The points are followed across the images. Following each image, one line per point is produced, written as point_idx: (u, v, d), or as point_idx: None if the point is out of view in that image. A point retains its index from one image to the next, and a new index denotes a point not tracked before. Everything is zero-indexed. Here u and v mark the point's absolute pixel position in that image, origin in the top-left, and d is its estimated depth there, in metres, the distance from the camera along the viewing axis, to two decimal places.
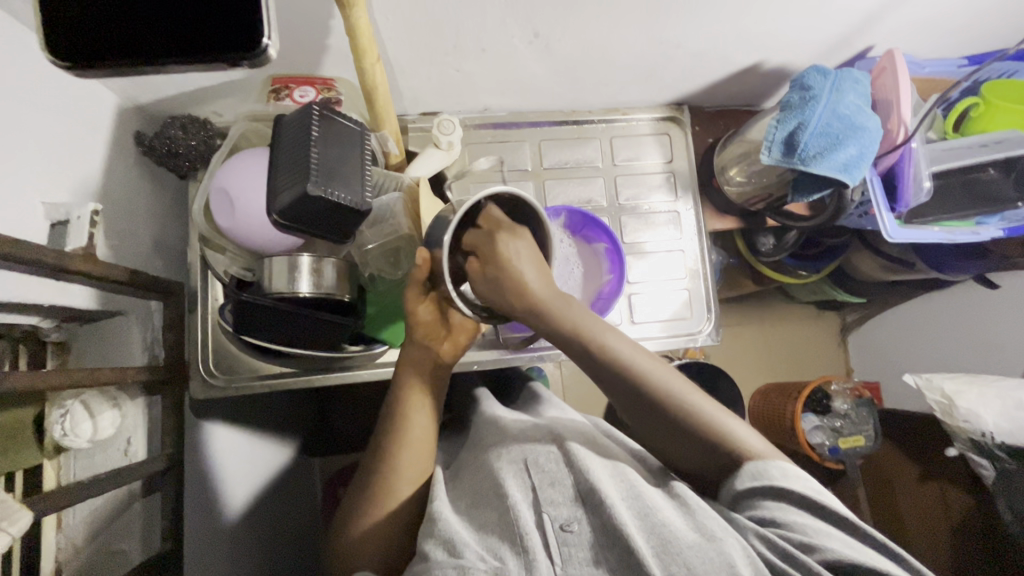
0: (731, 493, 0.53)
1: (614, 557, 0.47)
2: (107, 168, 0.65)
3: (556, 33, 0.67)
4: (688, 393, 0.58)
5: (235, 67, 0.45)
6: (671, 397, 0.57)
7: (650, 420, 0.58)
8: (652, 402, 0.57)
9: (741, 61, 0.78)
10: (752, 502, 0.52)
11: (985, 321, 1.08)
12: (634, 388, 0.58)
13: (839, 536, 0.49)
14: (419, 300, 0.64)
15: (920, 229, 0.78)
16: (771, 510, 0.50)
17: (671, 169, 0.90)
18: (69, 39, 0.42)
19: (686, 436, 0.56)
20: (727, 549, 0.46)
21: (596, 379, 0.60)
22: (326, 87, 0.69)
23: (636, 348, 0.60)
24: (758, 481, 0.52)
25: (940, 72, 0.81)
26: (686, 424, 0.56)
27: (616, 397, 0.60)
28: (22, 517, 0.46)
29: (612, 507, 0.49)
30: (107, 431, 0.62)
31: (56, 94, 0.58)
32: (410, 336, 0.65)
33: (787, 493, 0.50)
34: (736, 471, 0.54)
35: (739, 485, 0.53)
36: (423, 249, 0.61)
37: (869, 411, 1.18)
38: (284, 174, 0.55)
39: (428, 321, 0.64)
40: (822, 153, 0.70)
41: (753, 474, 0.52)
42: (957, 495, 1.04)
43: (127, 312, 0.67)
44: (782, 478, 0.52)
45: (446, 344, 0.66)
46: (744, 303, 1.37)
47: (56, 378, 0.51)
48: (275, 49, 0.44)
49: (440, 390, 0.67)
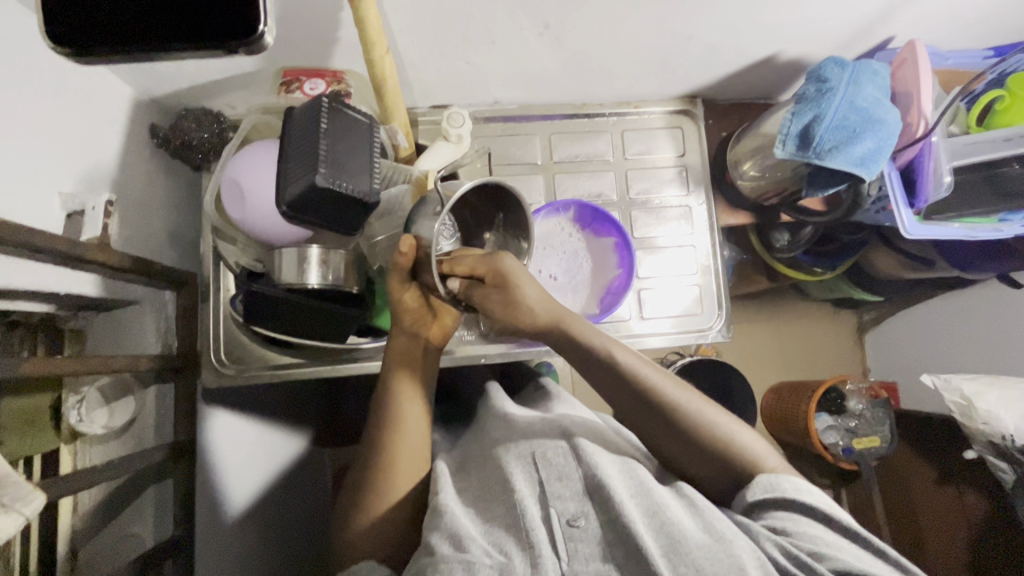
0: (743, 503, 0.53)
1: (620, 553, 0.47)
2: (121, 159, 0.66)
3: (567, 24, 0.66)
4: (681, 396, 0.58)
5: (235, 54, 0.44)
6: (684, 412, 0.57)
7: (642, 411, 0.58)
8: (648, 402, 0.58)
9: (756, 53, 0.77)
10: (767, 514, 0.51)
11: (1006, 320, 1.06)
12: (658, 408, 0.58)
13: (852, 551, 0.48)
14: (404, 287, 0.63)
15: (939, 225, 0.76)
16: (783, 520, 0.50)
17: (683, 163, 0.89)
18: (66, 26, 0.41)
19: (700, 450, 0.56)
20: (737, 550, 0.45)
21: (619, 400, 0.59)
22: (336, 79, 0.70)
23: (638, 360, 0.60)
24: (771, 493, 0.51)
25: (966, 63, 0.78)
26: (702, 439, 0.56)
27: (635, 413, 0.59)
28: (35, 499, 0.42)
29: (619, 503, 0.49)
30: (122, 419, 0.65)
31: (73, 88, 0.59)
32: (397, 324, 0.65)
33: (800, 505, 0.50)
34: (748, 484, 0.54)
35: (751, 495, 0.52)
36: (408, 236, 0.60)
37: (886, 412, 1.15)
38: (294, 165, 0.55)
39: (415, 308, 0.64)
40: (837, 147, 0.68)
41: (766, 486, 0.52)
42: (975, 500, 1.02)
43: (141, 301, 0.69)
44: (794, 492, 0.51)
45: (434, 328, 0.66)
46: (758, 301, 1.35)
47: (69, 364, 0.51)
48: (271, 35, 0.43)
49: (431, 379, 0.67)
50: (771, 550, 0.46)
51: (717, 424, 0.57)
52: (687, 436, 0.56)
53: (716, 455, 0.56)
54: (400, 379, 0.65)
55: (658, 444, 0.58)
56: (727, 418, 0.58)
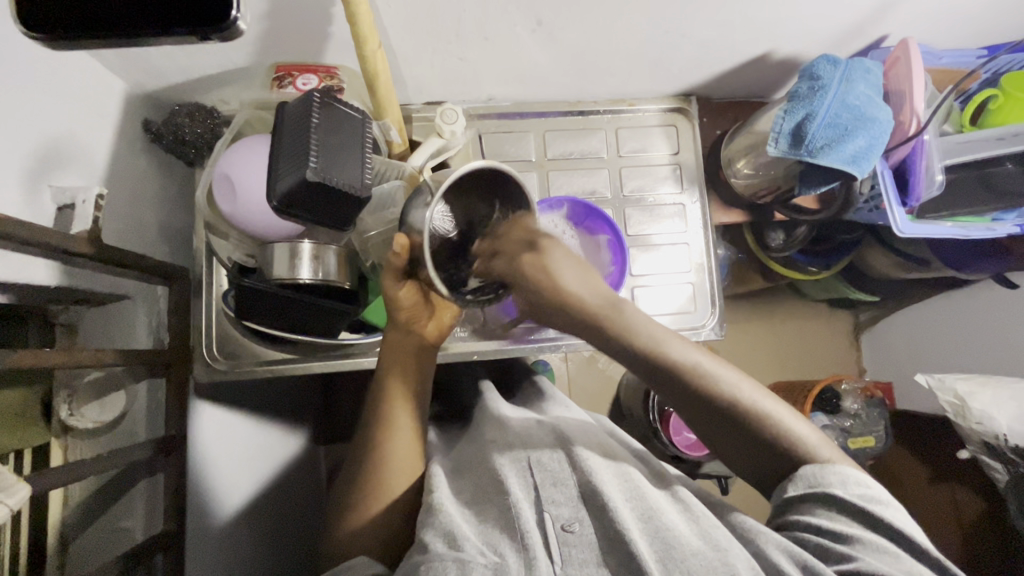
0: (782, 495, 0.52)
1: (614, 560, 0.47)
2: (114, 154, 0.66)
3: (560, 21, 0.66)
4: (723, 377, 0.56)
5: (207, 40, 0.44)
6: (739, 407, 0.55)
7: (679, 392, 0.56)
8: (693, 390, 0.55)
9: (750, 50, 0.76)
10: (803, 507, 0.50)
11: (1000, 319, 1.06)
12: (711, 404, 0.55)
13: (886, 550, 0.46)
14: (397, 285, 0.64)
15: (930, 224, 0.77)
16: (818, 515, 0.49)
17: (678, 161, 0.89)
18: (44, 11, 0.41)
19: (751, 444, 0.55)
20: (733, 559, 0.46)
21: (669, 393, 0.57)
22: (329, 75, 0.69)
23: (690, 349, 0.58)
24: (814, 488, 0.50)
25: (959, 62, 0.79)
26: (755, 435, 0.54)
27: (681, 403, 0.57)
28: (20, 489, 0.43)
29: (615, 511, 0.49)
30: (113, 412, 0.66)
31: (62, 80, 0.59)
32: (392, 319, 0.66)
33: (842, 501, 0.49)
34: (791, 476, 0.53)
35: (793, 489, 0.51)
36: (400, 233, 0.60)
37: (881, 412, 1.16)
38: (285, 159, 0.55)
39: (410, 304, 0.65)
40: (829, 145, 0.69)
41: (809, 479, 0.51)
42: (969, 500, 1.02)
43: (132, 296, 0.68)
44: (839, 486, 0.50)
45: (429, 324, 0.67)
46: (754, 300, 1.35)
47: (57, 356, 0.51)
48: (243, 23, 0.43)
49: (427, 375, 0.68)
50: (775, 556, 0.46)
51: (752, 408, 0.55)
52: (727, 419, 0.55)
53: (755, 438, 0.54)
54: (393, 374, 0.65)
55: (695, 427, 0.57)
56: (771, 402, 0.56)
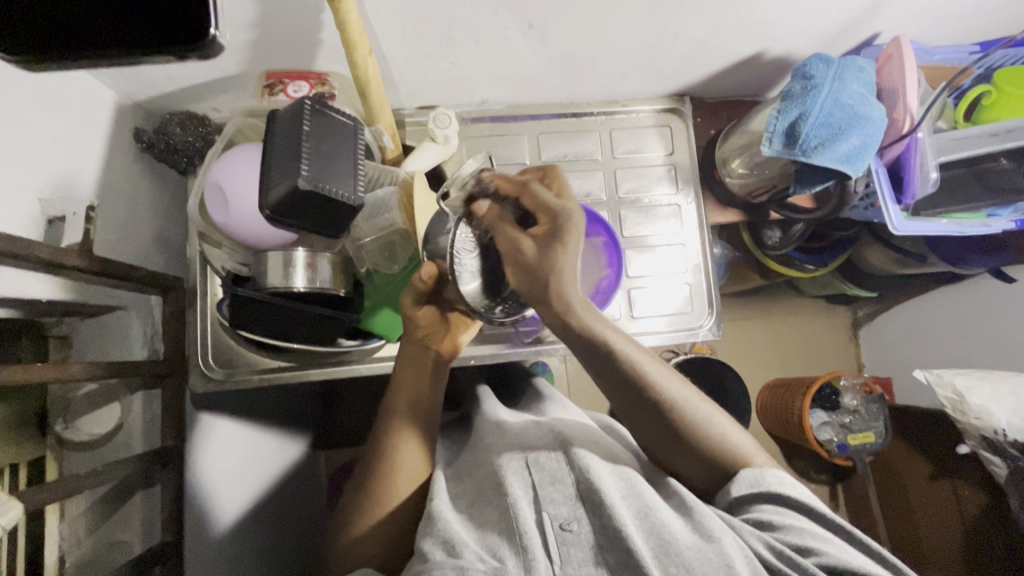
0: (729, 499, 0.54)
1: (612, 557, 0.47)
2: (105, 165, 0.66)
3: (551, 23, 0.66)
4: (675, 391, 0.57)
5: (187, 58, 0.43)
6: (688, 421, 0.56)
7: (643, 408, 0.57)
8: (647, 405, 0.56)
9: (742, 50, 0.76)
10: (752, 507, 0.52)
11: (997, 314, 1.06)
12: (662, 420, 0.56)
13: (833, 541, 0.49)
14: (417, 305, 0.65)
15: (926, 221, 0.76)
16: (768, 513, 0.51)
17: (672, 162, 0.89)
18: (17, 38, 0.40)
19: (706, 460, 0.56)
20: (726, 549, 0.46)
21: (625, 404, 0.57)
22: (320, 82, 0.70)
23: (652, 363, 0.58)
24: (755, 487, 0.53)
25: (951, 59, 0.79)
26: (704, 454, 0.56)
27: (637, 415, 0.57)
28: (11, 509, 0.44)
29: (611, 507, 0.49)
30: (106, 424, 0.65)
31: (52, 92, 0.58)
32: (409, 335, 0.66)
33: (786, 499, 0.52)
34: (732, 478, 0.55)
35: (737, 490, 0.53)
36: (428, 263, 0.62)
37: (881, 407, 1.15)
38: (276, 168, 0.54)
39: (428, 322, 0.66)
40: (823, 144, 0.68)
41: (750, 480, 0.53)
42: (967, 494, 1.02)
43: (126, 307, 0.69)
44: (778, 485, 0.53)
45: (446, 341, 0.67)
46: (752, 298, 1.35)
47: (53, 371, 0.51)
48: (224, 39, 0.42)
49: (441, 388, 0.67)
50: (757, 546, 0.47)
51: (708, 426, 0.56)
52: (674, 431, 0.56)
53: (702, 450, 0.56)
54: (406, 385, 0.65)
55: (647, 436, 0.58)
56: (724, 420, 0.57)
